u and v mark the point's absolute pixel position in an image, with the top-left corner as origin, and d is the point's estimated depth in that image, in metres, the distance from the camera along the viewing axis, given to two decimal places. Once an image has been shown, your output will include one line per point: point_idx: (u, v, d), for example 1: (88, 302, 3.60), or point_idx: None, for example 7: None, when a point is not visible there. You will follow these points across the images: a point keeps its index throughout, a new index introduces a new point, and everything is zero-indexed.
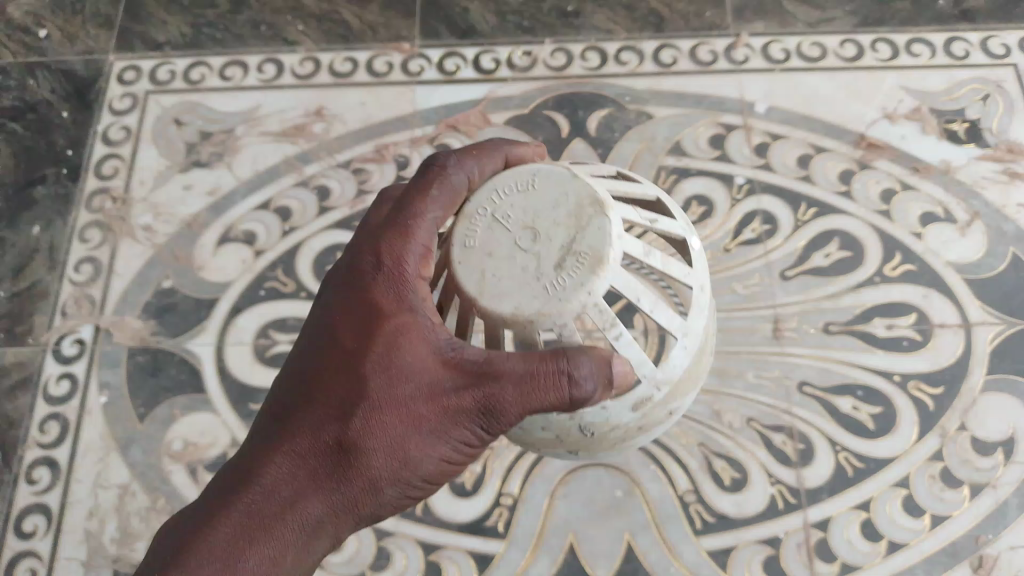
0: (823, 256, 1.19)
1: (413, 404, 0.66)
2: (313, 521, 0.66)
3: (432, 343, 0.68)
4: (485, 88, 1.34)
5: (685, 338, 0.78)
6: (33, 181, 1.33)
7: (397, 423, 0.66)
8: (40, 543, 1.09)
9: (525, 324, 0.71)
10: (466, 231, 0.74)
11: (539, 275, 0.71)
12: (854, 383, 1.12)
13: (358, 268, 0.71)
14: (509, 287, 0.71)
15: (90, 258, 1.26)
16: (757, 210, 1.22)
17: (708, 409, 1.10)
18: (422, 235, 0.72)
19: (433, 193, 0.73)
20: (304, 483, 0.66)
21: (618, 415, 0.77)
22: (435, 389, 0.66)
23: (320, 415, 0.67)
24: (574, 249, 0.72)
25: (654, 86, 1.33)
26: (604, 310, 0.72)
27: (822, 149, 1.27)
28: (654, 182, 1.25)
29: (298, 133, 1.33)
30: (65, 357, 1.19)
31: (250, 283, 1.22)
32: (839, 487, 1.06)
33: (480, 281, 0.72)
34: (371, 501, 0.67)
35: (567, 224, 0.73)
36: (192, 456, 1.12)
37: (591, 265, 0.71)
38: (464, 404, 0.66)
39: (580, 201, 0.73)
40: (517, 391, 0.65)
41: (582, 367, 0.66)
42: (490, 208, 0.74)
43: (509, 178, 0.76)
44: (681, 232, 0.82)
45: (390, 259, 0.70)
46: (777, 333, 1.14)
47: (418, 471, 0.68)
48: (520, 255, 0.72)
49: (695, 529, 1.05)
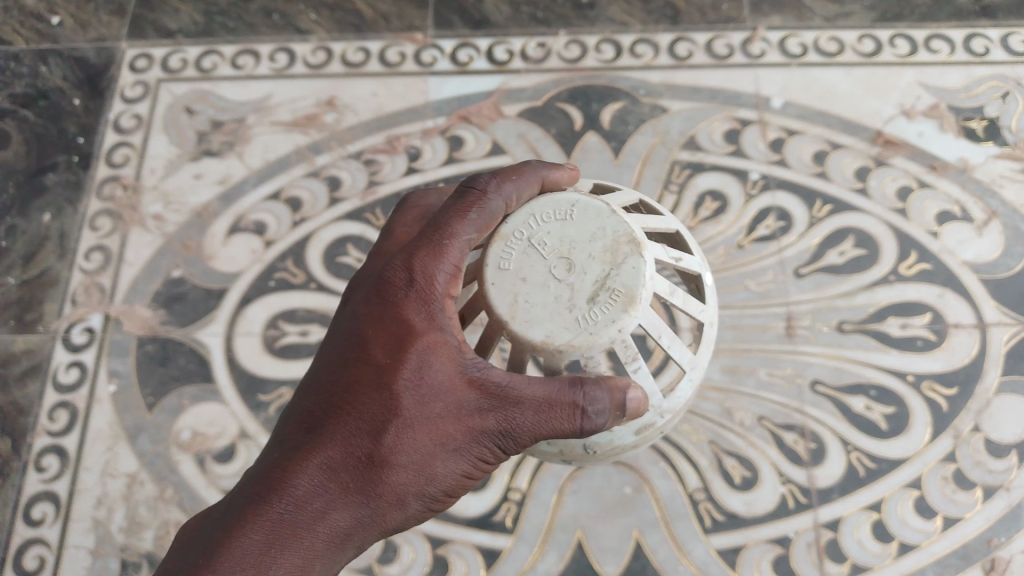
0: (838, 254, 1.18)
1: (441, 422, 0.66)
2: (341, 534, 0.64)
3: (461, 362, 0.67)
4: (498, 79, 1.33)
5: (693, 372, 0.79)
6: (45, 168, 1.32)
7: (425, 442, 0.65)
8: (48, 531, 1.09)
9: (553, 353, 0.72)
10: (500, 253, 0.74)
11: (571, 307, 0.72)
12: (868, 383, 1.11)
13: (389, 281, 0.69)
14: (540, 315, 0.72)
15: (100, 246, 1.26)
16: (771, 206, 1.21)
17: (718, 406, 1.09)
18: (454, 254, 0.70)
19: (470, 215, 0.71)
20: (333, 495, 0.64)
21: (622, 437, 0.78)
22: (462, 409, 0.66)
23: (350, 428, 0.65)
24: (608, 284, 0.73)
25: (668, 79, 1.31)
26: (628, 346, 0.74)
27: (837, 145, 1.25)
28: (667, 178, 1.24)
29: (310, 123, 1.32)
30: (75, 345, 1.19)
31: (261, 274, 1.22)
32: (850, 487, 1.05)
33: (512, 306, 0.73)
34: (396, 515, 0.66)
35: (603, 258, 0.74)
36: (200, 446, 1.12)
37: (624, 302, 0.72)
38: (488, 425, 0.67)
39: (618, 237, 0.74)
40: (537, 417, 0.67)
41: (598, 394, 0.68)
42: (526, 232, 0.75)
43: (547, 205, 0.76)
44: (698, 269, 0.84)
45: (423, 277, 0.68)
46: (790, 331, 1.13)
47: (440, 487, 0.67)
48: (554, 285, 0.73)
49: (704, 527, 1.04)
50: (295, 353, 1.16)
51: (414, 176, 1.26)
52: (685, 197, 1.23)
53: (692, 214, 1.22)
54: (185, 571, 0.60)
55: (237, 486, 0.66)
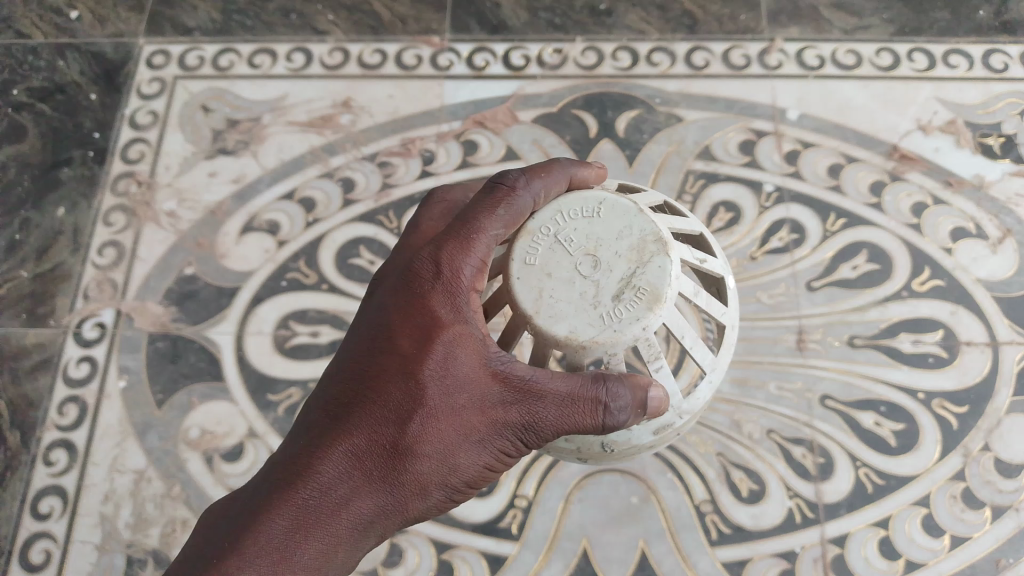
0: (851, 268, 1.17)
1: (465, 414, 0.67)
2: (365, 521, 0.65)
3: (485, 355, 0.67)
4: (514, 84, 1.33)
5: (713, 374, 0.80)
6: (60, 162, 1.33)
7: (450, 432, 0.66)
8: (55, 525, 1.09)
9: (576, 348, 0.75)
10: (528, 248, 0.77)
11: (596, 303, 0.75)
12: (878, 399, 1.10)
13: (415, 273, 0.69)
14: (565, 310, 0.75)
15: (114, 242, 1.26)
16: (785, 219, 1.21)
17: (727, 418, 1.09)
18: (481, 249, 0.70)
19: (499, 212, 0.72)
20: (359, 482, 0.64)
21: (640, 436, 0.79)
22: (486, 402, 0.67)
23: (375, 417, 0.65)
24: (634, 282, 0.75)
25: (684, 88, 1.31)
26: (652, 344, 0.76)
27: (852, 159, 1.25)
28: (681, 188, 1.24)
29: (325, 124, 1.32)
30: (86, 340, 1.19)
31: (273, 274, 1.22)
32: (858, 503, 1.05)
33: (538, 300, 0.76)
34: (418, 503, 0.67)
35: (629, 257, 0.76)
36: (208, 444, 1.12)
37: (649, 301, 0.75)
38: (511, 418, 0.68)
39: (644, 236, 0.77)
40: (559, 412, 0.68)
41: (620, 391, 0.69)
42: (553, 229, 0.77)
43: (575, 202, 0.79)
44: (722, 271, 0.85)
45: (450, 270, 0.68)
46: (801, 345, 1.13)
47: (462, 477, 0.68)
48: (580, 281, 0.76)
49: (710, 539, 1.04)
50: (304, 353, 1.16)
51: (428, 179, 1.26)
52: (698, 207, 1.22)
53: (705, 224, 1.22)
54: (210, 558, 0.61)
55: (262, 471, 0.66)
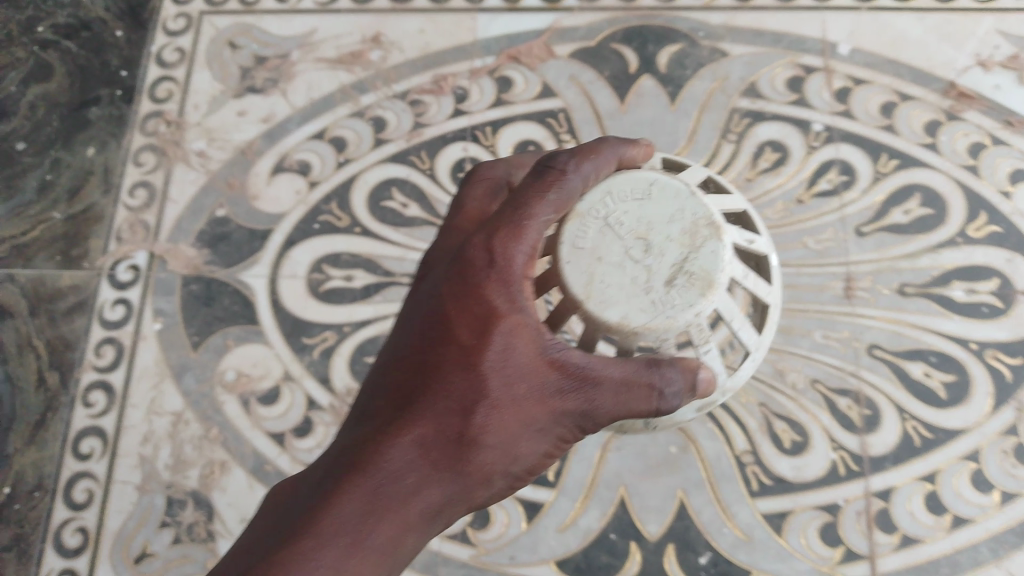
0: (903, 212, 1.13)
1: (526, 402, 0.62)
2: (432, 519, 0.59)
3: (542, 343, 0.63)
4: (551, 18, 1.28)
5: (757, 353, 0.83)
6: (88, 102, 1.30)
7: (514, 424, 0.61)
8: (96, 466, 1.10)
9: (629, 333, 0.75)
10: (579, 231, 0.77)
11: (649, 288, 0.75)
12: (927, 348, 1.07)
13: (468, 261, 0.63)
14: (617, 295, 0.75)
15: (144, 182, 1.25)
16: (834, 160, 1.17)
17: (770, 367, 1.07)
18: (534, 236, 0.64)
19: (549, 195, 0.66)
20: (423, 477, 0.58)
21: (682, 413, 0.84)
22: (545, 391, 0.63)
23: (436, 410, 0.60)
24: (685, 267, 0.76)
25: (729, 22, 1.25)
26: (702, 327, 0.78)
27: (906, 97, 1.19)
28: (725, 128, 1.19)
29: (355, 60, 1.28)
30: (120, 282, 1.19)
31: (305, 216, 1.20)
32: (904, 456, 1.03)
33: (589, 284, 0.75)
34: (481, 497, 0.61)
35: (680, 241, 0.77)
36: (244, 387, 1.12)
37: (701, 285, 0.75)
38: (570, 407, 0.64)
39: (696, 219, 0.77)
40: (616, 398, 0.65)
41: (671, 374, 0.68)
42: (604, 211, 0.77)
43: (625, 183, 0.78)
44: (766, 251, 0.86)
45: (505, 257, 0.63)
46: (848, 292, 1.10)
47: (522, 468, 0.64)
48: (631, 265, 0.76)
49: (751, 490, 1.02)
50: (339, 297, 1.14)
51: (461, 118, 1.23)
52: (743, 147, 1.18)
53: (750, 165, 1.17)
54: None
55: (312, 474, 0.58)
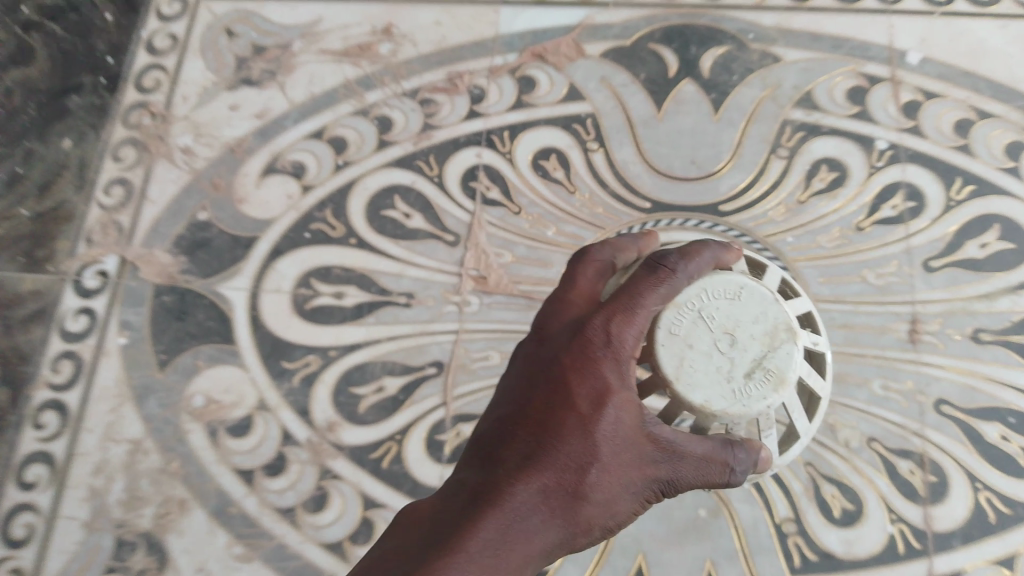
0: (978, 246, 0.98)
1: (629, 468, 0.58)
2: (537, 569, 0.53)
3: (642, 416, 0.60)
4: (582, 12, 1.14)
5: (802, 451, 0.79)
6: (68, 89, 1.18)
7: (621, 488, 0.57)
8: (40, 497, 0.97)
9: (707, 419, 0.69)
10: (673, 317, 0.69)
11: (730, 380, 0.69)
12: (1005, 407, 0.92)
13: (585, 339, 0.60)
14: (701, 382, 0.69)
15: (121, 179, 1.12)
16: (900, 182, 1.02)
17: (820, 420, 0.91)
18: (643, 321, 0.63)
19: (660, 288, 0.65)
20: (539, 525, 0.53)
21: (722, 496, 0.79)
22: (645, 460, 0.59)
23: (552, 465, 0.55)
24: (765, 365, 0.70)
25: (782, 23, 1.11)
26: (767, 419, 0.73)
27: (984, 114, 1.04)
28: (775, 142, 1.05)
29: (362, 54, 1.15)
30: (86, 289, 1.06)
31: (296, 223, 1.06)
32: (976, 534, 0.87)
33: (677, 369, 0.69)
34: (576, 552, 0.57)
35: (762, 340, 0.71)
36: (213, 415, 0.99)
37: (776, 384, 0.70)
38: (662, 478, 0.61)
39: (777, 322, 0.72)
40: (697, 473, 0.62)
41: (744, 456, 0.66)
42: (697, 304, 0.70)
43: (717, 282, 0.72)
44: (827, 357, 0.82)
45: (618, 338, 0.61)
46: (913, 336, 0.95)
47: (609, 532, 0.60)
48: (717, 356, 0.70)
49: (790, 566, 0.87)
50: (327, 316, 1.01)
51: (475, 121, 1.09)
52: (795, 164, 1.03)
53: (803, 185, 1.03)
54: None
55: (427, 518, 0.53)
